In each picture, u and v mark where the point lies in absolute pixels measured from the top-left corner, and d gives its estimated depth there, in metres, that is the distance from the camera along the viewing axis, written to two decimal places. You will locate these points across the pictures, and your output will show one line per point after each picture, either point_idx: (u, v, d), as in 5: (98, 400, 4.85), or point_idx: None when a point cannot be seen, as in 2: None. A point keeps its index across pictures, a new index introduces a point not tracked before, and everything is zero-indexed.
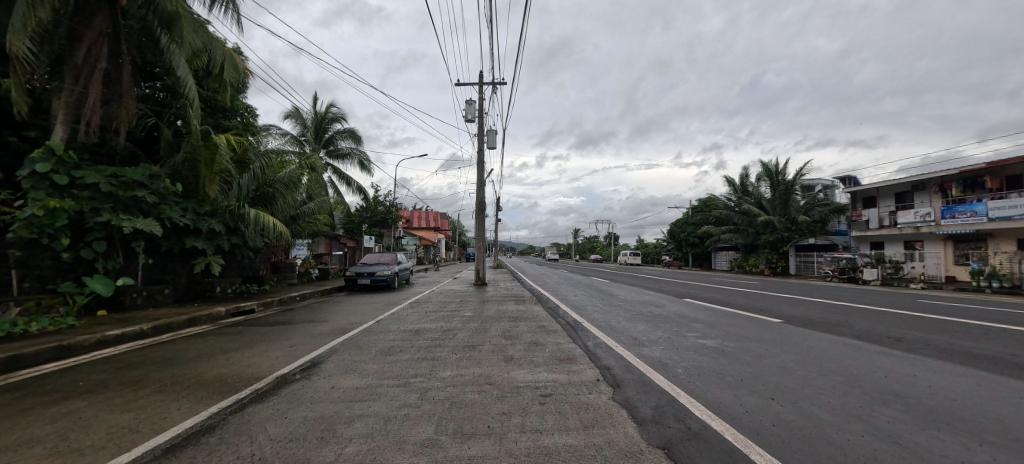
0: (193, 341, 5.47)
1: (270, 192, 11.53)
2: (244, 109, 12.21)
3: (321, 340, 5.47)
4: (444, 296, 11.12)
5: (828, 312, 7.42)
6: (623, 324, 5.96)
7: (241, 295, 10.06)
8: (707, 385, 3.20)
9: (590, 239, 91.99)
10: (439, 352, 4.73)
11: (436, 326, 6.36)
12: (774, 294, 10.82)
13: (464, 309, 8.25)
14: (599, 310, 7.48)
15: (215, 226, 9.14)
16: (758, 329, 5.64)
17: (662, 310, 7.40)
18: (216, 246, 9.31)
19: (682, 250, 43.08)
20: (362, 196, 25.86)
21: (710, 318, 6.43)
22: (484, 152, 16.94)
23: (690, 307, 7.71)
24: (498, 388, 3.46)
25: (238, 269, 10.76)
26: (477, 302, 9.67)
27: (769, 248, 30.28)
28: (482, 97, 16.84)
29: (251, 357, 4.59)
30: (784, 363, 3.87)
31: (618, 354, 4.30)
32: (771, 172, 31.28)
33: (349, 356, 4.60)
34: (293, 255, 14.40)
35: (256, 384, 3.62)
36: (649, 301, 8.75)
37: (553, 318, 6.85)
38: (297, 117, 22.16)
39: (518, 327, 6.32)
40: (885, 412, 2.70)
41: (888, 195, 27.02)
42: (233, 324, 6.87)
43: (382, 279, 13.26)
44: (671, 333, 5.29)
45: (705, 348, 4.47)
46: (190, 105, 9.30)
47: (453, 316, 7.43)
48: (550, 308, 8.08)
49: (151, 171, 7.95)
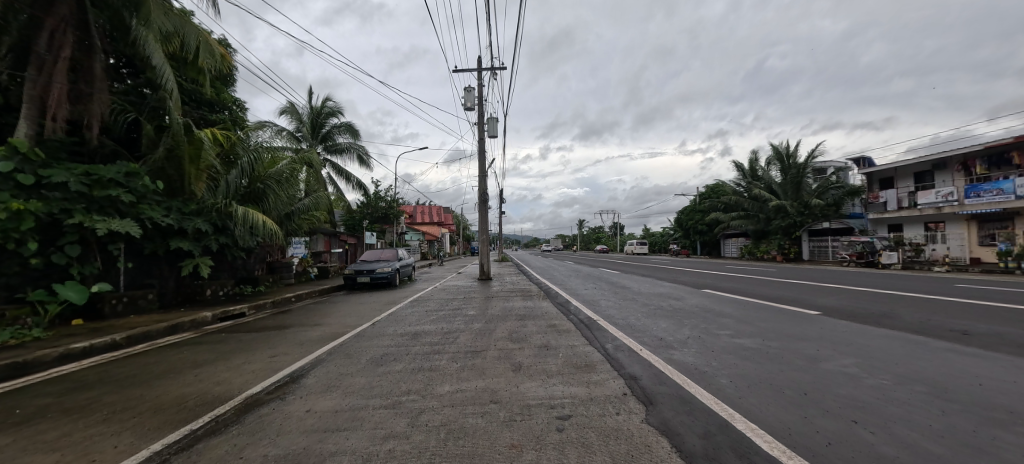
0: (168, 352, 4.94)
1: (261, 189, 10.93)
2: (231, 103, 11.73)
3: (308, 348, 4.91)
4: (447, 293, 10.58)
5: (867, 301, 6.73)
6: (644, 322, 5.33)
7: (233, 298, 9.57)
8: (764, 402, 2.59)
9: (596, 230, 91.03)
10: (436, 361, 4.14)
11: (435, 328, 5.80)
12: (798, 282, 10.10)
13: (467, 307, 7.68)
14: (614, 305, 6.87)
15: (201, 225, 8.63)
16: (797, 323, 4.99)
17: (684, 304, 6.75)
18: (203, 247, 8.81)
19: (690, 238, 42.15)
20: (362, 192, 25.32)
21: (739, 312, 5.79)
22: (484, 142, 16.26)
23: (713, 299, 7.07)
24: (505, 408, 2.85)
25: (230, 272, 10.29)
26: (482, 299, 9.08)
27: (781, 234, 29.41)
28: (481, 84, 16.08)
29: (225, 372, 4.04)
30: (846, 369, 3.23)
31: (645, 360, 3.68)
32: (783, 155, 30.20)
33: (334, 369, 4.02)
34: (290, 254, 13.94)
35: (218, 409, 3.07)
36: (667, 294, 8.11)
37: (565, 316, 6.26)
38: (293, 112, 21.51)
39: (526, 326, 5.73)
40: (1012, 441, 2.06)
41: (907, 175, 25.93)
42: (217, 330, 6.34)
43: (383, 276, 12.73)
44: (699, 331, 4.66)
45: (745, 350, 3.84)
46: (169, 97, 8.75)
47: (455, 315, 6.86)
48: (559, 304, 7.47)
49: (127, 168, 7.41)
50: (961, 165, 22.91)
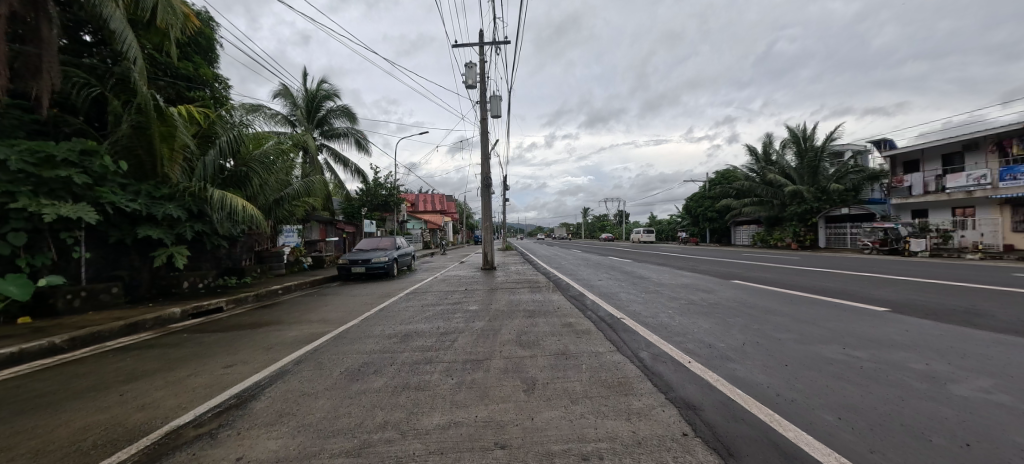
0: (110, 359, 4.14)
1: (244, 172, 10.04)
2: (212, 79, 10.75)
3: (276, 354, 4.08)
4: (448, 284, 9.75)
5: (936, 295, 5.75)
6: (680, 321, 4.43)
7: (214, 291, 8.81)
8: (919, 461, 1.66)
9: (601, 218, 89.81)
10: (427, 375, 3.27)
11: (431, 328, 4.95)
12: (836, 272, 9.07)
13: (469, 301, 6.84)
14: (637, 299, 5.97)
15: (174, 211, 7.77)
16: (872, 324, 4.04)
17: (719, 298, 5.83)
18: (178, 235, 7.98)
19: (700, 226, 40.92)
20: (360, 179, 24.38)
21: (793, 310, 4.85)
22: (487, 123, 15.14)
23: (751, 293, 6.14)
24: (517, 459, 1.97)
25: (213, 262, 9.53)
26: (485, 291, 8.20)
27: (796, 221, 28.19)
28: (483, 59, 14.86)
29: (162, 390, 3.21)
30: (997, 397, 2.30)
31: (699, 378, 2.77)
32: (800, 138, 28.75)
33: (296, 386, 3.17)
34: (282, 243, 13.16)
35: (121, 452, 2.23)
36: (693, 285, 7.18)
37: (582, 312, 5.38)
38: (287, 95, 20.32)
39: (537, 326, 4.86)
40: None
41: (935, 158, 24.47)
42: (181, 329, 5.54)
43: (379, 266, 11.88)
44: (754, 334, 3.76)
45: (831, 365, 2.93)
46: (131, 67, 7.74)
47: (455, 311, 6.00)
48: (573, 297, 6.58)
49: (83, 146, 6.53)
50: (996, 146, 21.23)
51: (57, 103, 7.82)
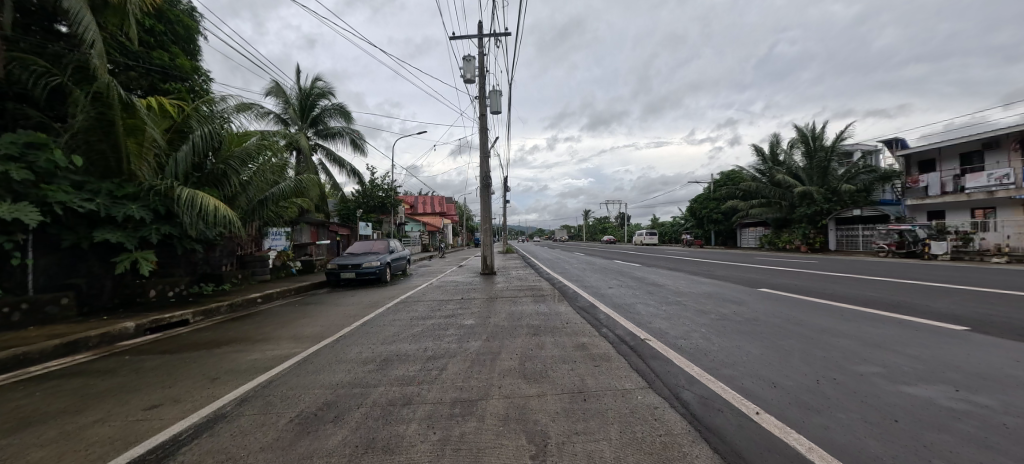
0: (16, 394, 3.34)
1: (221, 170, 9.20)
2: (189, 70, 9.99)
3: (218, 389, 3.25)
4: (444, 292, 8.94)
5: (1012, 309, 4.91)
6: (720, 344, 3.61)
7: (187, 300, 8.03)
8: None
9: (603, 221, 88.98)
10: (403, 426, 2.46)
11: (418, 350, 4.13)
12: (870, 279, 8.25)
13: (466, 314, 6.03)
14: (659, 313, 5.14)
15: (138, 212, 6.97)
16: (967, 353, 3.21)
17: (755, 312, 5.00)
18: (143, 238, 7.18)
19: (704, 228, 40.06)
20: (357, 180, 23.63)
21: (854, 329, 4.02)
22: (486, 120, 14.34)
23: (789, 305, 5.33)
24: None
25: (188, 267, 8.77)
26: (484, 300, 7.39)
27: (806, 222, 27.27)
28: (482, 52, 14.07)
29: (44, 448, 2.39)
30: None
31: (780, 443, 1.95)
32: (809, 138, 27.88)
33: (224, 442, 2.35)
34: (267, 247, 12.37)
35: None
36: (719, 295, 6.33)
37: (596, 330, 4.54)
38: (280, 93, 19.51)
39: (545, 348, 4.04)
40: None
41: (952, 157, 23.62)
42: (128, 350, 4.74)
43: (370, 271, 11.04)
44: (826, 366, 2.93)
45: (961, 423, 2.09)
46: (90, 50, 6.96)
47: (447, 327, 5.15)
48: (584, 310, 5.76)
49: (29, 138, 5.79)
50: (1019, 144, 20.40)
51: (13, 94, 7.07)
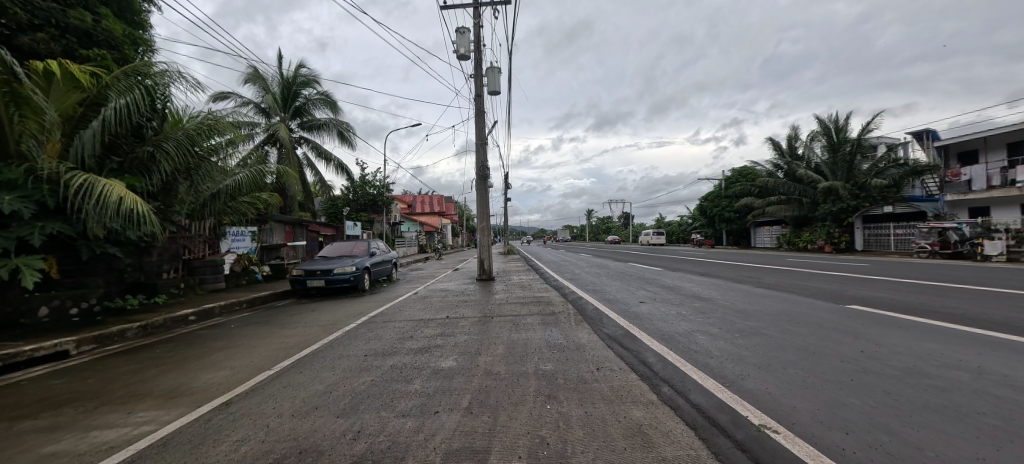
0: None
1: (150, 153, 7.29)
2: (115, 33, 8.09)
3: None
4: (427, 306, 7.14)
5: None
6: (943, 454, 1.74)
7: (95, 319, 6.26)
8: None
9: (605, 221, 87.25)
10: None
11: (342, 441, 2.27)
12: (978, 291, 6.40)
13: (443, 347, 4.18)
14: (743, 355, 3.28)
15: (11, 206, 5.17)
16: None
17: (901, 357, 3.09)
18: (21, 239, 5.40)
19: (715, 227, 38.16)
20: (346, 175, 21.86)
21: None
22: (482, 103, 12.50)
23: (938, 341, 3.43)
24: None
25: (108, 275, 7.04)
26: (475, 320, 5.58)
27: (830, 221, 25.08)
28: (479, 23, 12.18)
29: None
30: None
31: None
32: (833, 130, 25.80)
33: None
34: (227, 250, 10.56)
35: None
36: (807, 319, 4.40)
37: (653, 392, 2.70)
38: (257, 79, 17.69)
39: (572, 439, 2.17)
40: None
41: (998, 147, 21.99)
42: None
43: (343, 278, 9.24)
44: None
45: None
46: None
47: (410, 377, 3.31)
48: (617, 345, 3.87)
49: None
50: None
51: None
